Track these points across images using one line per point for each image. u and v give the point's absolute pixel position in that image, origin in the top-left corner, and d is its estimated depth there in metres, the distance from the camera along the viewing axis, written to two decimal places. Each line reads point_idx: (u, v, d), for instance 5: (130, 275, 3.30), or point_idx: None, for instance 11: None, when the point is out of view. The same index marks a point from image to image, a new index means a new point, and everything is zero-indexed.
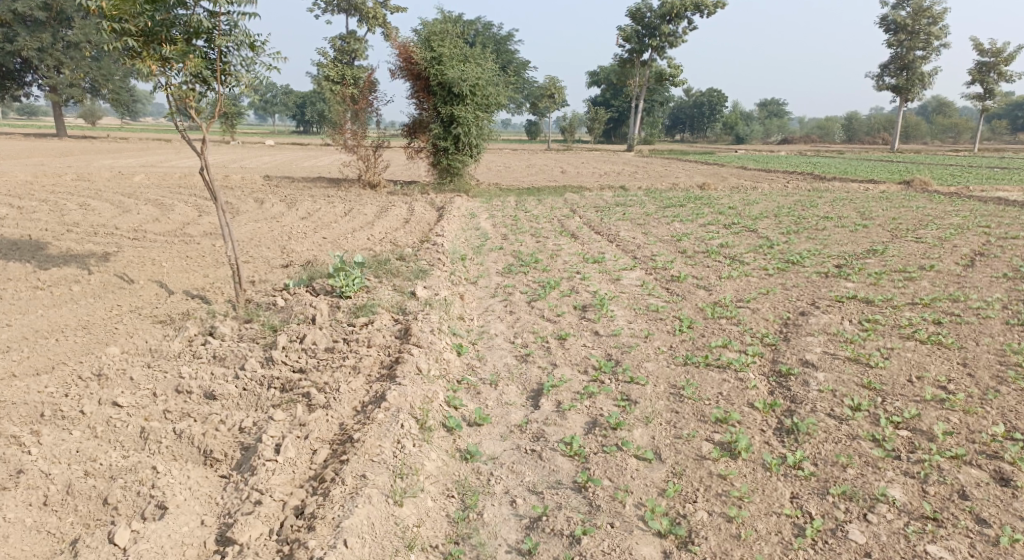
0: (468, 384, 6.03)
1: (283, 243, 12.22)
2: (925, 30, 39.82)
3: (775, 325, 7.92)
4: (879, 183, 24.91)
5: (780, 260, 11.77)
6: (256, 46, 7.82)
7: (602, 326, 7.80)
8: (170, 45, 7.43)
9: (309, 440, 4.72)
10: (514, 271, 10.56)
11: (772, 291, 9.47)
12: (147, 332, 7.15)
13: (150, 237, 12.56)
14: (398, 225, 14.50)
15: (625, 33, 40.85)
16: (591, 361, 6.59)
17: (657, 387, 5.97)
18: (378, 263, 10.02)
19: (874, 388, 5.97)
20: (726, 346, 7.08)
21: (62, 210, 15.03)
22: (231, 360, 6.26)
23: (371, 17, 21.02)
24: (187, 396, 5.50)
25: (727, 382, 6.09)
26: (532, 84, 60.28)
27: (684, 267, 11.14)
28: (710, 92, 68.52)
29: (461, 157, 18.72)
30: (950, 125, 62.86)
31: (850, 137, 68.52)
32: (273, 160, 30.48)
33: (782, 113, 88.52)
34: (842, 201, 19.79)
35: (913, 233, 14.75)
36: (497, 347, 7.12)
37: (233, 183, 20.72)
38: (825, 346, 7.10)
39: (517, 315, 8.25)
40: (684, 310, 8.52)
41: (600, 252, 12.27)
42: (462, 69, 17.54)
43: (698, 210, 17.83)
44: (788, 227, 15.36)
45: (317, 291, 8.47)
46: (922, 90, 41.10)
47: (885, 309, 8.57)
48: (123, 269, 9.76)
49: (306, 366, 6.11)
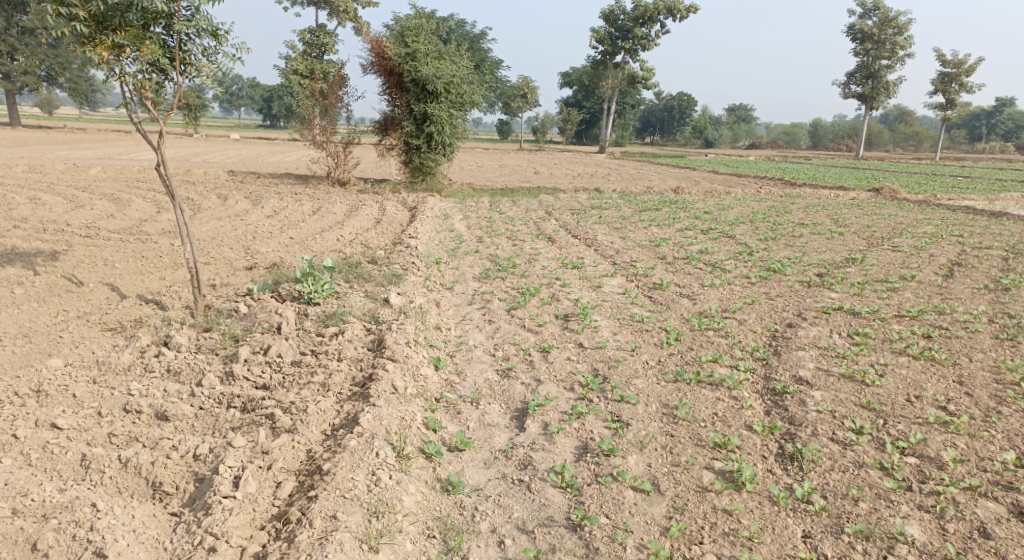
0: (447, 402, 5.61)
1: (247, 244, 11.61)
2: (890, 40, 40.42)
3: (764, 338, 7.64)
4: (849, 190, 25.07)
5: (762, 267, 11.56)
6: (219, 34, 7.28)
7: (586, 337, 7.43)
8: (124, 31, 6.87)
9: (272, 472, 4.25)
10: (491, 276, 10.16)
11: (757, 300, 9.21)
12: (95, 341, 6.57)
13: (104, 235, 11.84)
14: (369, 225, 13.96)
15: (598, 36, 40.70)
16: (577, 376, 6.21)
17: (648, 406, 5.63)
18: (348, 267, 9.50)
19: (874, 409, 5.73)
20: (715, 361, 6.76)
21: (10, 204, 14.18)
22: (187, 376, 5.75)
23: (342, 11, 20.44)
24: (136, 417, 4.99)
25: (721, 401, 5.77)
26: (505, 84, 59.95)
27: (665, 274, 10.85)
28: (681, 96, 68.81)
29: (434, 156, 18.24)
30: (912, 133, 64.15)
31: (816, 144, 69.61)
32: (238, 155, 29.55)
33: (750, 118, 89.58)
34: (816, 208, 19.81)
35: (889, 241, 14.70)
36: (476, 360, 6.70)
37: (196, 178, 19.90)
38: (818, 361, 6.84)
39: (496, 325, 7.83)
40: (669, 321, 8.19)
41: (578, 257, 11.94)
42: (436, 66, 17.08)
43: (675, 214, 17.60)
44: (765, 233, 15.21)
45: (283, 297, 7.96)
46: (887, 99, 41.76)
47: (874, 322, 8.36)
48: (72, 270, 9.08)
49: (270, 383, 5.62)
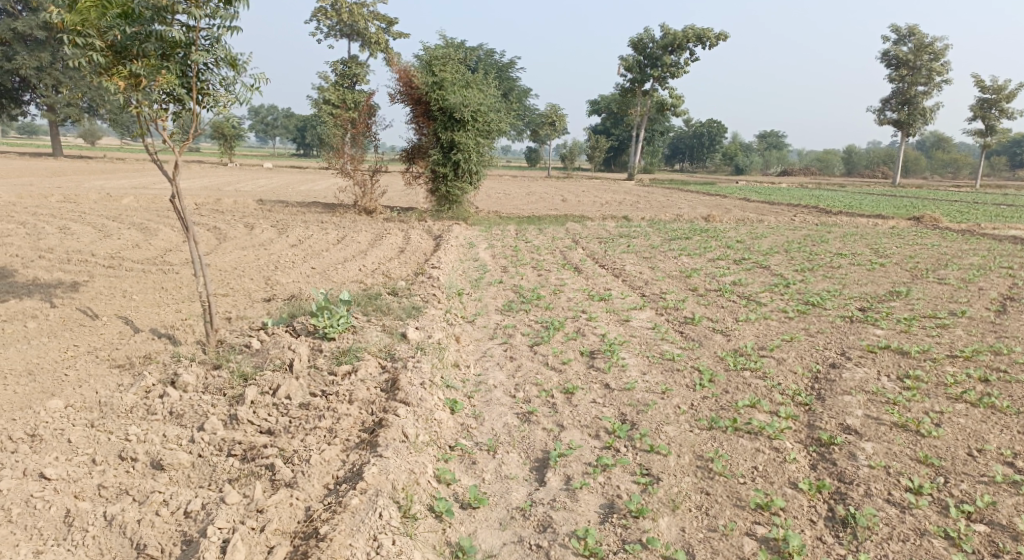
0: (463, 450, 5.21)
1: (268, 274, 11.42)
2: (926, 66, 39.60)
3: (805, 380, 7.12)
4: (887, 218, 24.27)
5: (800, 301, 11.02)
6: (238, 64, 7.10)
7: (613, 378, 6.98)
8: (142, 61, 6.73)
9: (265, 534, 3.92)
10: (515, 309, 9.79)
11: (796, 337, 8.68)
12: (101, 379, 6.35)
13: (127, 266, 11.77)
14: (392, 255, 13.74)
15: (626, 64, 40.59)
16: (604, 422, 5.76)
17: (682, 458, 5.16)
18: (366, 299, 9.21)
19: (933, 465, 5.19)
20: (754, 406, 6.26)
21: (39, 234, 14.28)
22: (189, 419, 5.46)
23: (373, 43, 20.54)
24: (131, 466, 4.70)
25: (761, 453, 5.28)
26: (534, 112, 60.17)
27: (697, 307, 10.36)
28: (710, 123, 68.19)
29: (460, 185, 18.02)
30: (950, 160, 62.64)
31: (850, 170, 68.45)
32: (269, 184, 29.79)
33: (781, 145, 88.64)
34: (853, 237, 19.14)
35: (933, 273, 14.00)
36: (495, 402, 6.30)
37: (225, 207, 19.98)
38: (866, 408, 6.31)
39: (518, 362, 7.44)
40: (702, 359, 7.70)
41: (606, 288, 11.53)
42: (463, 95, 16.95)
43: (706, 243, 17.08)
44: (801, 264, 14.62)
45: (297, 332, 7.68)
46: (923, 126, 40.79)
47: (924, 363, 7.78)
48: (88, 302, 8.94)
49: (275, 428, 5.30)
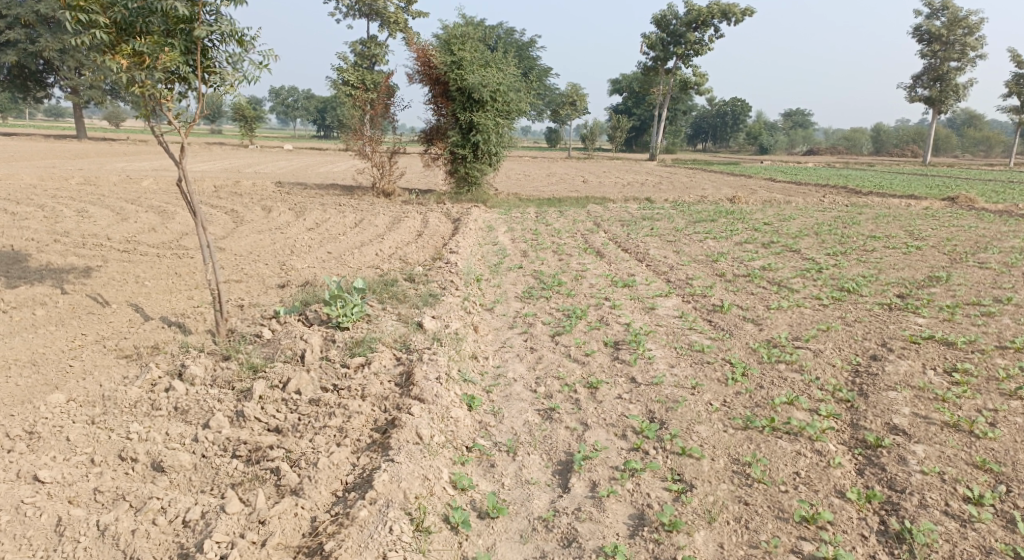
0: (480, 452, 4.90)
1: (283, 259, 11.15)
2: (960, 41, 38.23)
3: (845, 374, 6.69)
4: (920, 198, 23.44)
5: (834, 287, 10.53)
6: (244, 40, 6.78)
7: (640, 371, 6.59)
8: (145, 38, 6.40)
9: (266, 550, 3.68)
10: (535, 296, 9.43)
11: (832, 326, 8.22)
12: (106, 371, 6.10)
13: (142, 250, 11.58)
14: (410, 239, 13.42)
15: (649, 41, 39.62)
16: (631, 420, 5.41)
17: (716, 462, 4.81)
18: (382, 286, 8.90)
19: (992, 471, 4.78)
20: (791, 403, 5.86)
21: (57, 217, 14.18)
22: (195, 416, 5.20)
23: (392, 22, 20.09)
24: (130, 467, 4.44)
25: (803, 458, 4.92)
26: (554, 92, 59.35)
27: (725, 294, 9.92)
28: (734, 101, 66.72)
29: (479, 166, 17.62)
30: (982, 138, 60.78)
31: (878, 149, 66.85)
32: (288, 166, 29.59)
33: (807, 124, 86.75)
34: (886, 219, 18.47)
35: (974, 257, 13.37)
36: (515, 397, 5.96)
37: (243, 189, 19.78)
38: (914, 406, 5.89)
39: (539, 353, 7.09)
40: (733, 351, 7.29)
41: (629, 274, 11.12)
42: (482, 74, 16.49)
43: (732, 225, 16.52)
44: (833, 247, 14.06)
45: (310, 320, 7.39)
46: (956, 103, 39.41)
47: (972, 355, 7.30)
48: (99, 289, 8.73)
49: (283, 426, 5.02)
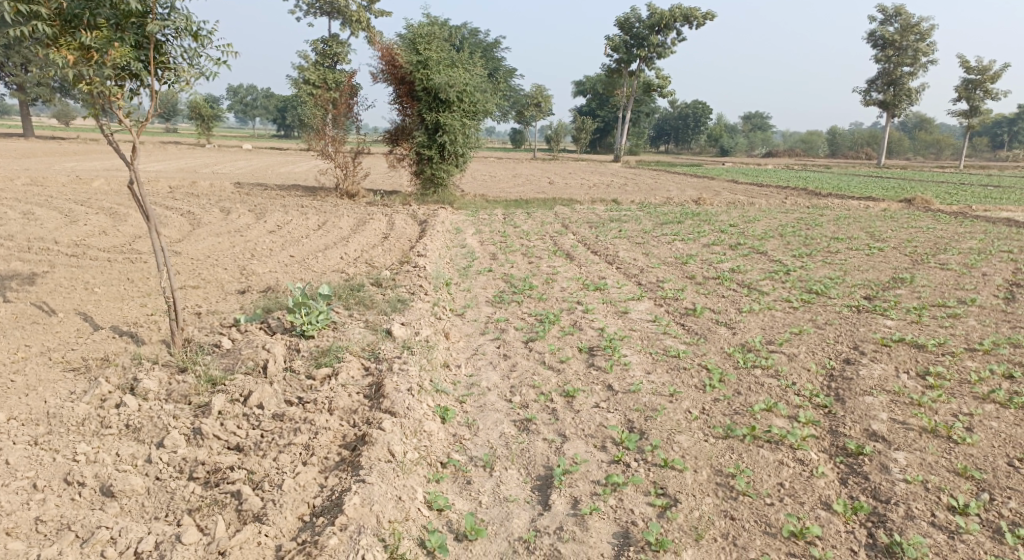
0: (455, 468, 4.69)
1: (243, 264, 10.74)
2: (912, 46, 39.24)
3: (820, 379, 6.63)
4: (878, 200, 23.89)
5: (802, 289, 10.56)
6: (201, 34, 6.45)
7: (616, 378, 6.43)
8: (92, 31, 6.02)
9: None
10: (506, 300, 9.23)
11: (805, 330, 8.19)
12: (53, 386, 5.71)
13: (92, 254, 11.05)
14: (376, 241, 13.10)
15: (613, 43, 39.81)
16: (610, 431, 5.24)
17: (699, 474, 4.69)
18: (348, 291, 8.60)
19: (973, 478, 4.77)
20: (770, 410, 5.76)
21: (1, 219, 13.50)
22: (148, 434, 4.86)
23: (355, 21, 19.70)
24: (77, 492, 4.10)
25: (786, 467, 4.83)
26: (519, 93, 59.32)
27: (697, 297, 9.86)
28: (695, 104, 67.59)
29: (446, 167, 17.36)
30: (932, 141, 62.62)
31: (834, 151, 68.41)
32: (248, 166, 28.84)
33: (766, 127, 88.33)
34: (847, 220, 18.76)
35: (934, 258, 13.60)
36: (490, 408, 5.75)
37: (201, 190, 19.17)
38: (891, 411, 5.86)
39: (513, 360, 6.89)
40: (709, 356, 7.19)
41: (600, 277, 10.99)
42: (449, 74, 16.25)
43: (699, 227, 16.56)
44: (799, 249, 14.17)
45: (273, 329, 7.07)
46: (909, 107, 40.42)
47: (944, 358, 7.33)
48: (45, 296, 8.25)
49: (244, 444, 4.72)
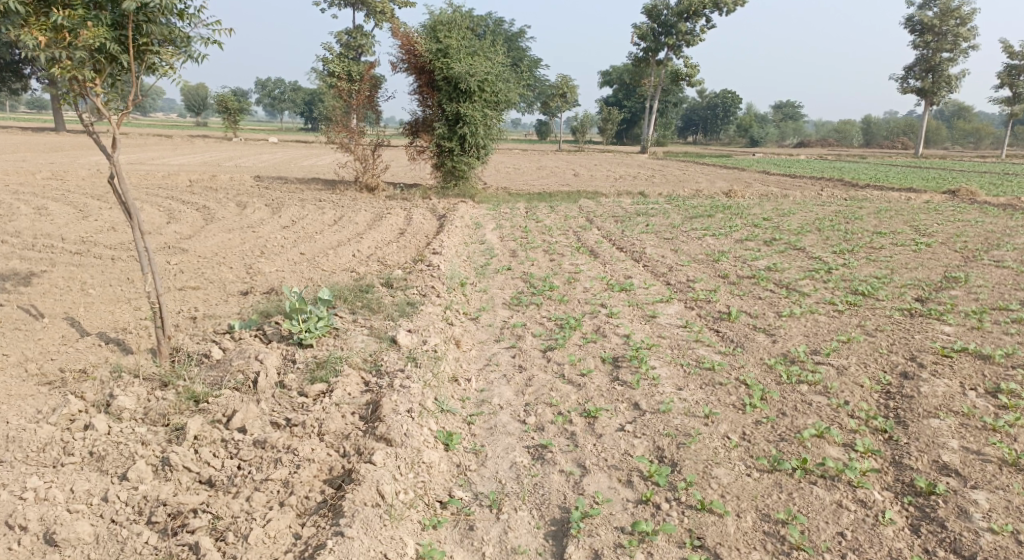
0: (457, 509, 4.12)
1: (250, 262, 10.21)
2: (953, 31, 37.47)
3: (876, 397, 5.85)
4: (920, 191, 22.68)
5: (847, 290, 9.71)
6: (186, 13, 5.88)
7: (644, 396, 5.72)
8: (66, 10, 5.44)
9: None
10: (524, 302, 8.56)
11: (854, 337, 7.37)
12: (22, 403, 5.18)
13: (96, 252, 10.58)
14: (391, 238, 12.52)
15: (640, 32, 38.69)
16: (637, 461, 4.57)
17: (743, 520, 4.03)
18: (354, 293, 7.99)
19: None
20: (822, 436, 5.02)
21: (12, 215, 13.15)
22: (113, 462, 4.31)
23: (378, 12, 19.11)
24: (17, 539, 3.60)
25: (845, 512, 4.13)
26: (544, 84, 58.37)
27: (731, 299, 9.07)
28: (725, 93, 65.93)
29: (467, 160, 16.66)
30: (970, 130, 60.29)
31: (868, 141, 66.39)
32: (272, 159, 28.57)
33: (798, 115, 86.07)
34: (888, 213, 17.75)
35: (987, 255, 12.61)
36: (501, 430, 5.09)
37: (219, 184, 18.78)
38: (962, 438, 5.07)
39: (529, 373, 6.21)
40: (748, 368, 6.42)
41: (626, 276, 10.26)
42: (470, 63, 15.54)
43: (731, 221, 15.71)
44: (839, 245, 13.25)
45: (269, 336, 6.50)
46: (949, 94, 38.65)
47: (1015, 372, 6.50)
48: (36, 299, 7.76)
49: (217, 478, 4.18)
